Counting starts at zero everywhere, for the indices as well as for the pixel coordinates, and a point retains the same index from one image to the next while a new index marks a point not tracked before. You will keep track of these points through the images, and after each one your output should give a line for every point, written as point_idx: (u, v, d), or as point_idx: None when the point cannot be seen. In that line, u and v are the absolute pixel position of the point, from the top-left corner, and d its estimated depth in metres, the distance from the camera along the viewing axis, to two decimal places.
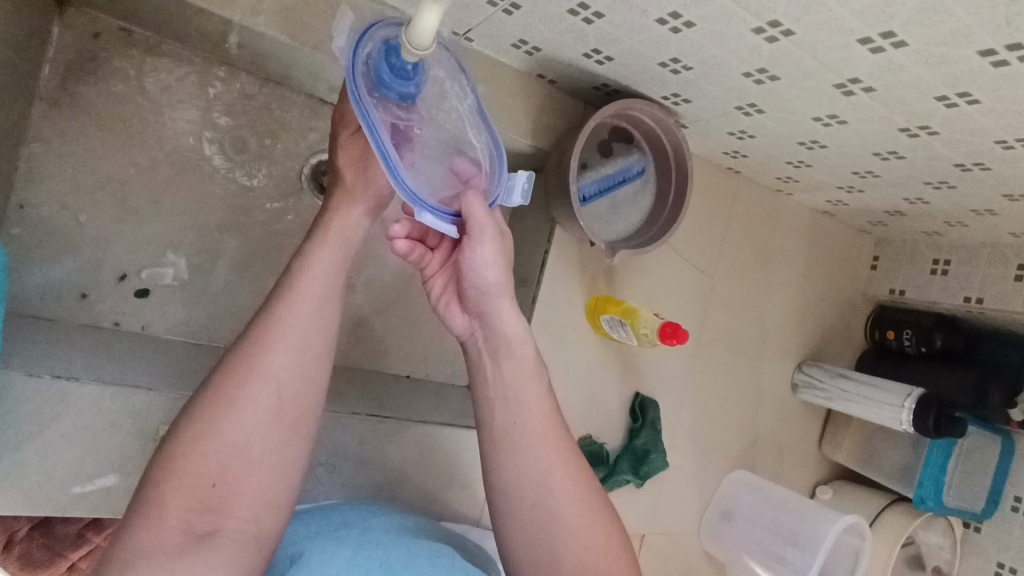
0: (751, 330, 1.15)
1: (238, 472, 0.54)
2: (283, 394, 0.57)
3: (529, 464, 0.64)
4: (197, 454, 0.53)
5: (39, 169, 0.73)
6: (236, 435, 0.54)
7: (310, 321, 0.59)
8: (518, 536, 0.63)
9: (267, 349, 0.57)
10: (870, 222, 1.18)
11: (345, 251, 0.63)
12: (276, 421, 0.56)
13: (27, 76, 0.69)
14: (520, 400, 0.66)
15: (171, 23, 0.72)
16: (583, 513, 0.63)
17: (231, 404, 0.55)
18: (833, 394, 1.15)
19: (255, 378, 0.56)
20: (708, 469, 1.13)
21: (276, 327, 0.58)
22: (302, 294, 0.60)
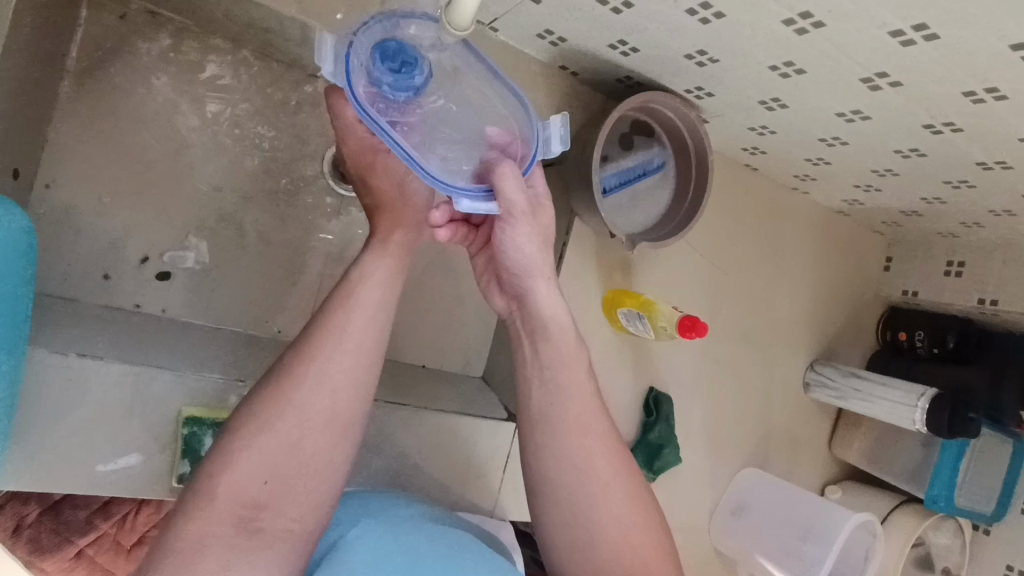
0: (764, 327, 1.15)
1: (288, 472, 0.55)
2: (337, 402, 0.58)
3: (571, 450, 0.66)
4: (252, 451, 0.55)
5: (64, 149, 0.73)
6: (288, 436, 0.55)
7: (365, 329, 0.60)
8: (556, 520, 0.66)
9: (322, 353, 0.58)
10: (884, 222, 1.18)
11: (400, 259, 0.64)
12: (330, 427, 0.57)
13: (56, 56, 0.70)
14: (558, 385, 0.67)
15: (199, 7, 0.72)
16: (622, 502, 0.66)
17: (284, 404, 0.56)
18: (846, 394, 1.15)
19: (309, 381, 0.57)
20: (719, 466, 1.13)
21: (334, 333, 0.59)
22: (360, 303, 0.61)
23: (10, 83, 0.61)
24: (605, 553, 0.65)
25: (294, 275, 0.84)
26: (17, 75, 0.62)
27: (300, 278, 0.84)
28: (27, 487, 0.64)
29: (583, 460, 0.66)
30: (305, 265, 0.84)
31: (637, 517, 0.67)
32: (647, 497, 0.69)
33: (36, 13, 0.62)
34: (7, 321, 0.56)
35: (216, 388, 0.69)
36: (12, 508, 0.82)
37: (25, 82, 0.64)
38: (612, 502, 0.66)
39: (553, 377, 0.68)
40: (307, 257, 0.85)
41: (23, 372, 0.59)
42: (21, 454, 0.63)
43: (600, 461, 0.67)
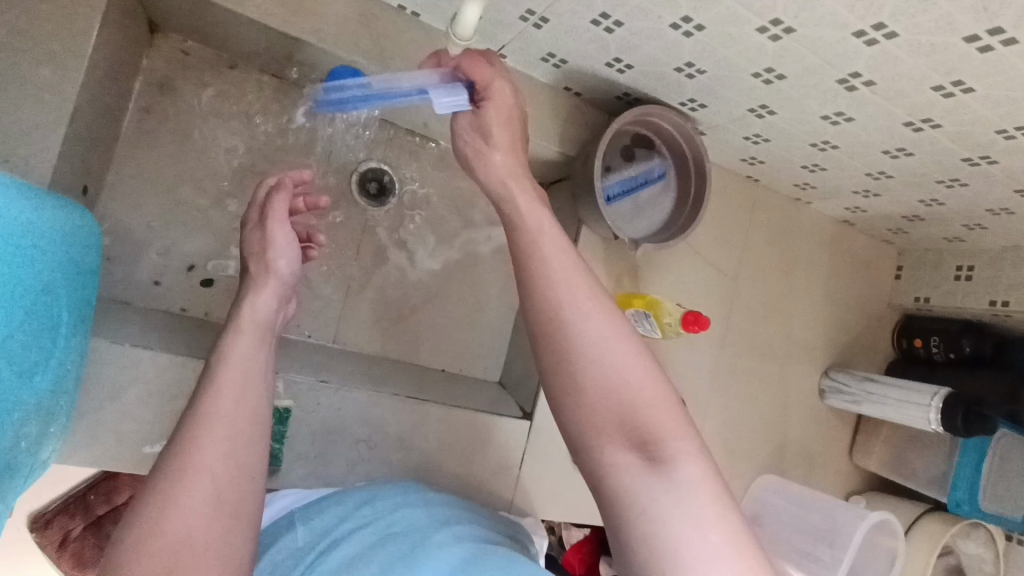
0: (775, 334, 1.18)
1: (190, 557, 0.53)
2: (221, 484, 0.57)
3: (553, 285, 0.57)
4: (138, 558, 0.51)
5: (124, 171, 0.83)
6: (177, 528, 0.53)
7: (235, 412, 0.61)
8: (550, 360, 0.55)
9: (198, 443, 0.58)
10: (891, 230, 1.21)
11: (257, 336, 0.69)
12: (217, 512, 0.56)
13: (122, 90, 0.80)
14: (542, 237, 0.60)
15: (244, 45, 0.83)
16: (616, 333, 0.55)
17: (162, 501, 0.54)
18: (861, 398, 1.16)
19: (186, 474, 0.56)
20: (736, 472, 1.14)
21: (205, 423, 0.60)
22: (227, 382, 0.63)
23: (84, 109, 0.71)
24: (604, 416, 0.53)
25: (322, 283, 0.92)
26: (90, 104, 0.72)
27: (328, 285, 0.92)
28: (85, 466, 0.71)
29: (567, 322, 0.55)
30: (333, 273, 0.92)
31: (641, 380, 0.54)
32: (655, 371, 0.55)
33: (108, 52, 0.73)
34: (74, 307, 0.64)
35: None
36: (59, 522, 0.91)
37: (97, 110, 0.74)
38: (605, 375, 0.53)
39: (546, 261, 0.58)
40: None
41: (84, 353, 0.67)
42: (81, 434, 0.70)
43: (587, 330, 0.55)
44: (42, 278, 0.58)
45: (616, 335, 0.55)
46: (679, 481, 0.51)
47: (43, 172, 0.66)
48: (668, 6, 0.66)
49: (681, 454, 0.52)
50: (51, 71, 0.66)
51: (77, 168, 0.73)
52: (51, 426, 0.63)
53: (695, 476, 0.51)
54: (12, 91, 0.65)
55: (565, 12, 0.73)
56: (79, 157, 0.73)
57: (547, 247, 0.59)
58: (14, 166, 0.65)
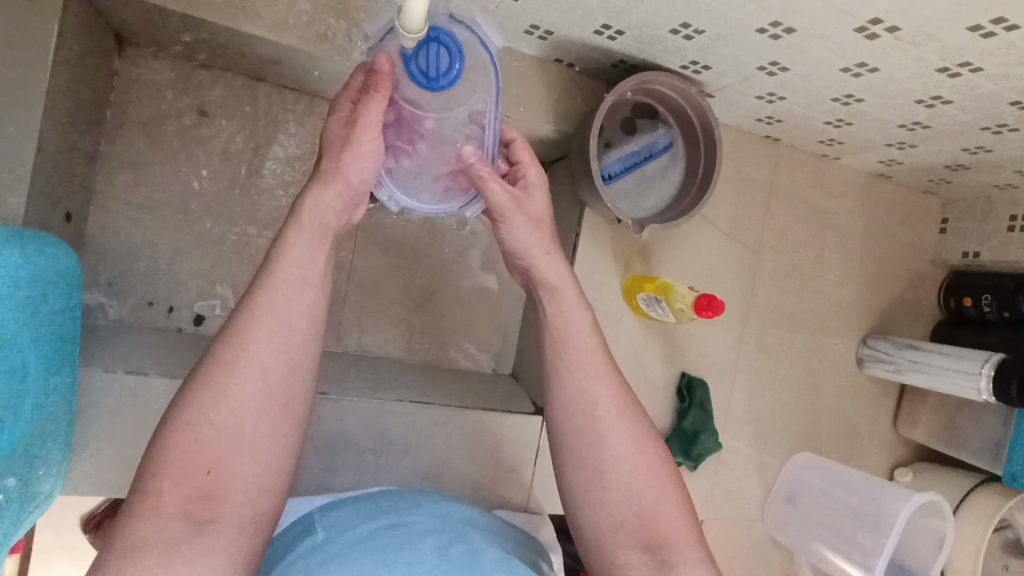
0: (806, 303, 1.10)
1: (233, 459, 0.54)
2: (271, 383, 0.56)
3: (576, 393, 0.66)
4: (189, 445, 0.53)
5: (109, 191, 0.82)
6: (224, 420, 0.54)
7: (297, 308, 0.58)
8: (573, 475, 0.66)
9: (253, 335, 0.56)
10: (932, 181, 1.10)
11: (322, 236, 0.61)
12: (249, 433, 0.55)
13: (96, 109, 0.78)
14: (569, 332, 0.68)
15: (212, 48, 0.79)
16: (630, 442, 0.66)
17: (214, 404, 0.55)
18: (903, 367, 1.08)
19: (236, 370, 0.55)
20: (768, 452, 1.09)
21: (264, 314, 0.57)
22: (283, 276, 0.58)
23: (51, 136, 0.69)
24: (619, 529, 0.64)
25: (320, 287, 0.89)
26: (58, 129, 0.70)
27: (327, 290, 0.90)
28: (94, 493, 0.71)
29: (596, 424, 0.65)
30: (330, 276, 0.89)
31: (648, 491, 0.65)
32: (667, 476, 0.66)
33: (71, 72, 0.70)
34: (58, 343, 0.63)
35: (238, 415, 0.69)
36: None
37: (67, 133, 0.72)
38: (621, 485, 0.64)
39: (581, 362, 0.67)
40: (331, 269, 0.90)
41: (77, 386, 0.66)
42: (87, 463, 0.70)
43: (608, 439, 0.65)
44: (24, 323, 0.56)
45: (625, 443, 0.66)
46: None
47: (14, 206, 0.65)
48: None
49: (681, 561, 0.63)
50: (9, 100, 0.64)
51: (54, 196, 0.72)
52: (49, 462, 0.63)
53: (696, 574, 0.63)
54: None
55: None
56: (54, 184, 0.71)
57: (576, 338, 0.68)
58: None
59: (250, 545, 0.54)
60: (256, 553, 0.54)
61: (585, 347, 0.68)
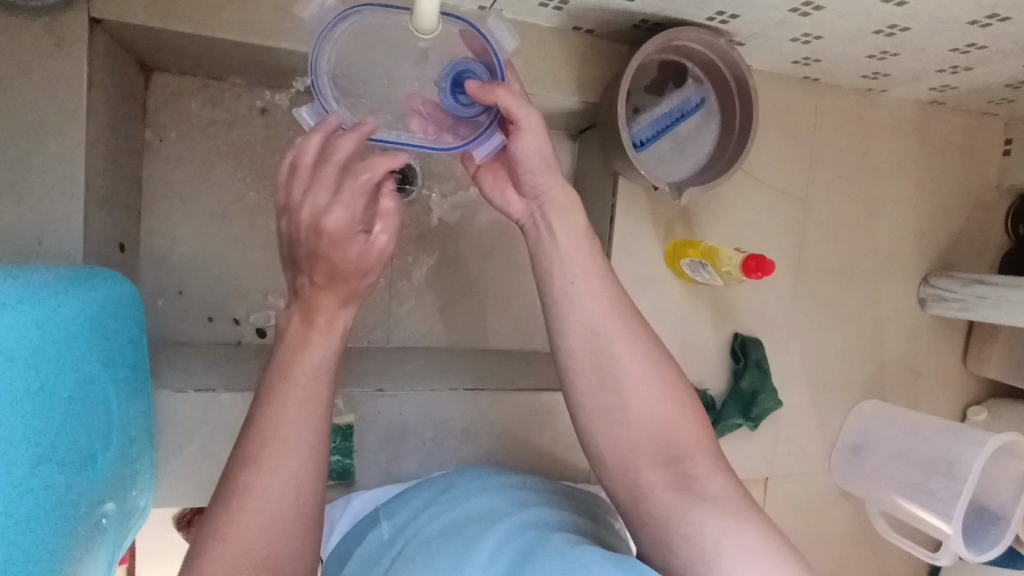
0: (861, 248, 1.05)
1: (267, 556, 0.54)
2: (299, 482, 0.56)
3: (580, 312, 0.65)
4: (219, 551, 0.52)
5: (156, 217, 0.85)
6: (253, 521, 0.54)
7: (308, 413, 0.58)
8: (588, 392, 0.65)
9: (269, 442, 0.56)
10: (992, 102, 1.02)
11: (333, 345, 0.62)
12: (300, 488, 0.56)
13: (133, 139, 0.81)
14: (568, 262, 0.67)
15: (233, 64, 0.80)
16: (639, 361, 0.64)
17: (271, 439, 0.56)
18: (970, 304, 1.02)
19: (273, 430, 0.57)
20: (830, 404, 1.07)
21: (278, 426, 0.57)
22: (295, 391, 0.59)
23: (97, 172, 0.71)
24: (643, 444, 0.63)
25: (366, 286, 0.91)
26: (102, 165, 0.73)
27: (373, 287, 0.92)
28: (185, 502, 0.76)
29: (602, 347, 0.64)
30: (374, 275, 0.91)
31: (662, 411, 0.64)
32: (674, 388, 0.65)
33: (105, 107, 0.72)
34: (131, 371, 0.67)
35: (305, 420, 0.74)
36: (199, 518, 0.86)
37: (111, 167, 0.75)
38: (627, 412, 0.63)
39: (573, 286, 0.66)
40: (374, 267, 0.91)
41: (153, 409, 0.71)
42: (173, 476, 0.75)
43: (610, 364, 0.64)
44: (99, 360, 0.60)
45: (633, 358, 0.64)
46: (709, 494, 0.60)
47: (75, 246, 0.68)
48: None
49: (699, 470, 0.61)
50: (55, 145, 0.66)
51: (108, 230, 0.75)
52: (138, 481, 0.68)
53: (719, 486, 0.61)
54: (28, 174, 0.66)
55: None
56: (106, 219, 0.74)
57: (581, 267, 0.67)
58: (48, 245, 0.67)
59: None
60: None
61: (589, 276, 0.67)
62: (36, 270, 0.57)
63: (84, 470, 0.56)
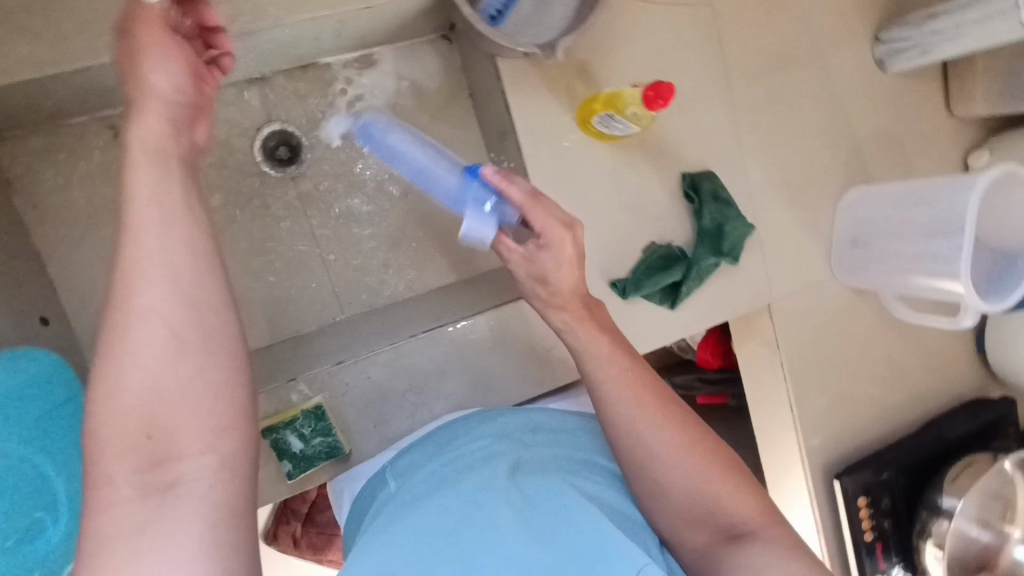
0: (793, 30, 0.94)
1: (176, 412, 0.44)
2: (178, 322, 0.45)
3: (628, 436, 0.69)
4: (102, 406, 0.43)
5: (72, 279, 0.84)
6: (134, 376, 0.43)
7: (167, 248, 0.46)
8: (665, 519, 0.69)
9: (133, 285, 0.45)
10: None
11: (169, 165, 0.49)
12: (184, 347, 0.45)
13: (13, 214, 0.79)
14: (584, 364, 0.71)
15: (65, 101, 0.76)
16: (682, 451, 0.68)
17: (136, 269, 0.45)
18: (930, 44, 0.91)
19: (129, 277, 0.45)
20: (813, 206, 0.99)
21: (133, 267, 0.45)
22: (142, 219, 0.46)
23: None
24: (692, 511, 0.68)
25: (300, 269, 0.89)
26: None
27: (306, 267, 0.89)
28: None
29: (640, 440, 0.69)
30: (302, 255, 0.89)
31: (704, 476, 0.68)
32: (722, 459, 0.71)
33: None
34: None
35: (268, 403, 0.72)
36: None
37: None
38: (676, 487, 0.68)
39: (611, 407, 0.70)
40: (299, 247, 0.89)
41: None
42: None
43: (645, 430, 0.69)
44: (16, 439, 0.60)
45: (682, 456, 0.68)
46: (764, 549, 0.64)
47: None
48: None
49: (753, 531, 0.66)
50: None
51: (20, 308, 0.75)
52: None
53: (774, 534, 0.66)
54: None
55: None
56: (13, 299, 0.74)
57: (611, 384, 0.71)
58: None
59: (235, 500, 0.45)
60: (241, 498, 0.45)
61: (623, 394, 0.70)
62: None
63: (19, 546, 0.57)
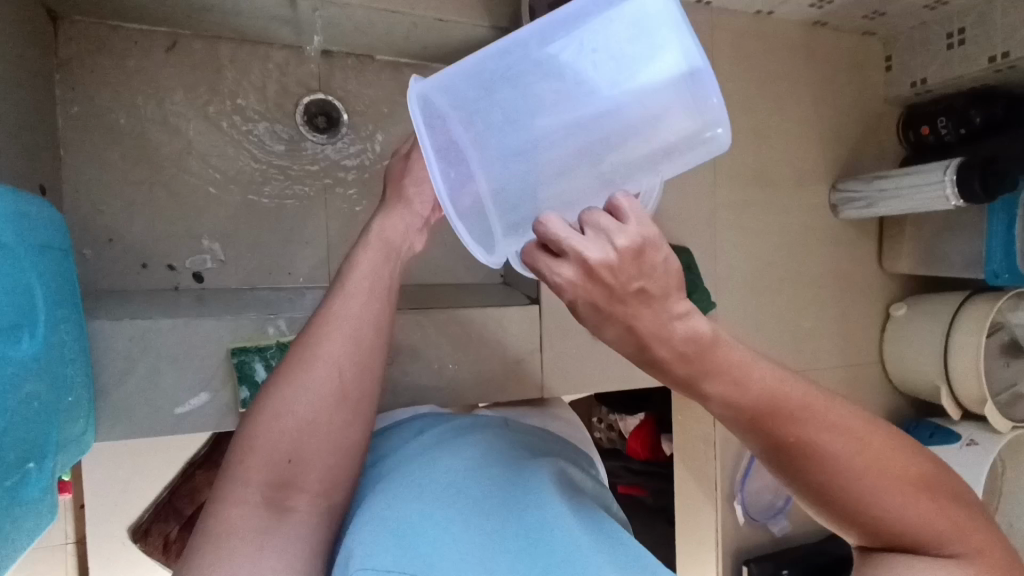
0: (770, 160, 1.15)
1: (306, 449, 0.63)
2: (342, 374, 0.65)
3: None
4: (269, 421, 0.62)
5: (72, 173, 0.82)
6: (303, 401, 0.63)
7: (361, 316, 0.67)
8: None
9: (325, 338, 0.66)
10: (865, 17, 1.13)
11: (386, 251, 0.71)
12: (343, 401, 0.65)
13: (45, 91, 0.79)
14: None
15: (147, 9, 0.81)
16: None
17: (321, 366, 0.65)
18: (875, 199, 1.12)
19: (317, 353, 0.65)
20: (762, 306, 1.16)
21: (331, 321, 0.66)
22: (340, 329, 0.66)
23: (13, 110, 0.70)
24: None
25: (308, 229, 0.94)
26: (19, 103, 0.72)
27: (315, 231, 0.94)
28: (126, 438, 0.75)
29: None
30: (321, 216, 0.94)
31: None
32: None
33: (15, 50, 0.71)
34: (66, 304, 0.65)
35: (252, 320, 0.78)
36: (156, 529, 1.01)
37: (24, 112, 0.73)
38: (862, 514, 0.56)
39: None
40: (305, 207, 0.94)
41: (86, 339, 0.70)
42: (111, 411, 0.74)
43: None
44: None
45: None
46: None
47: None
48: None
49: None
50: None
51: (26, 172, 0.73)
52: (74, 432, 0.66)
53: None
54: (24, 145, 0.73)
55: None
56: (25, 160, 0.73)
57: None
58: None
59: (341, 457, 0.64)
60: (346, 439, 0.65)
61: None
62: None
63: (1, 344, 0.52)
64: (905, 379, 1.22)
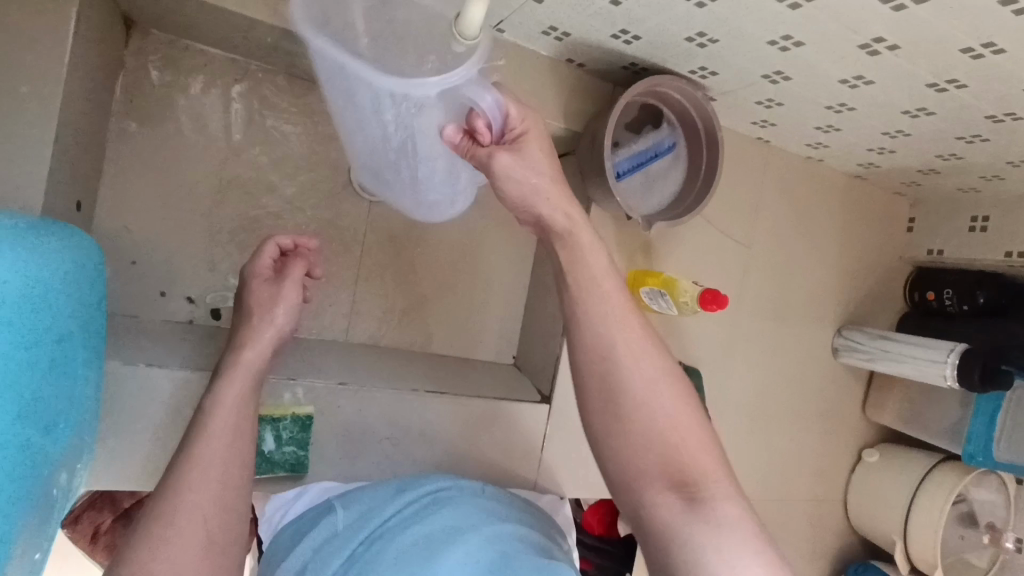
0: (788, 295, 1.19)
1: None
2: (210, 519, 0.61)
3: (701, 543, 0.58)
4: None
5: (110, 186, 0.80)
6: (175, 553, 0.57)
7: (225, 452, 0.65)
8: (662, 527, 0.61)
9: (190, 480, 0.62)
10: (902, 183, 1.19)
11: (248, 379, 0.70)
12: (212, 538, 0.60)
13: (103, 102, 0.76)
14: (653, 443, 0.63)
15: (227, 40, 0.78)
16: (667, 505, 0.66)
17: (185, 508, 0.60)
18: (876, 356, 1.17)
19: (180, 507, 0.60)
20: (752, 432, 1.19)
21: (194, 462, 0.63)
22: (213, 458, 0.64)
23: (72, 127, 0.67)
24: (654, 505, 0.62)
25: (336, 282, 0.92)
26: (78, 118, 0.69)
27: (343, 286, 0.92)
28: (117, 485, 0.72)
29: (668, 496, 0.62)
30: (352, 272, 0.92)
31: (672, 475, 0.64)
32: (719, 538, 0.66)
33: (87, 64, 0.68)
34: (90, 354, 0.63)
35: None
36: (88, 516, 0.83)
37: (80, 126, 0.70)
38: (653, 421, 0.64)
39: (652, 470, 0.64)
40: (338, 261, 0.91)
41: (101, 385, 0.67)
42: (108, 456, 0.71)
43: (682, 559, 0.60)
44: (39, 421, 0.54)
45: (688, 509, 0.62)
46: (720, 518, 0.59)
47: (35, 196, 0.62)
48: (684, 25, 0.70)
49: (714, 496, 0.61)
50: (28, 87, 0.61)
51: (69, 188, 0.70)
52: (76, 488, 0.67)
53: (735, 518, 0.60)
54: (74, 162, 0.70)
55: (586, 28, 0.75)
56: (71, 175, 0.69)
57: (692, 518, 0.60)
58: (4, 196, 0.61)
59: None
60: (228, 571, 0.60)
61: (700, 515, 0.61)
62: (22, 220, 0.55)
63: (38, 439, 0.54)
64: (866, 524, 1.27)
